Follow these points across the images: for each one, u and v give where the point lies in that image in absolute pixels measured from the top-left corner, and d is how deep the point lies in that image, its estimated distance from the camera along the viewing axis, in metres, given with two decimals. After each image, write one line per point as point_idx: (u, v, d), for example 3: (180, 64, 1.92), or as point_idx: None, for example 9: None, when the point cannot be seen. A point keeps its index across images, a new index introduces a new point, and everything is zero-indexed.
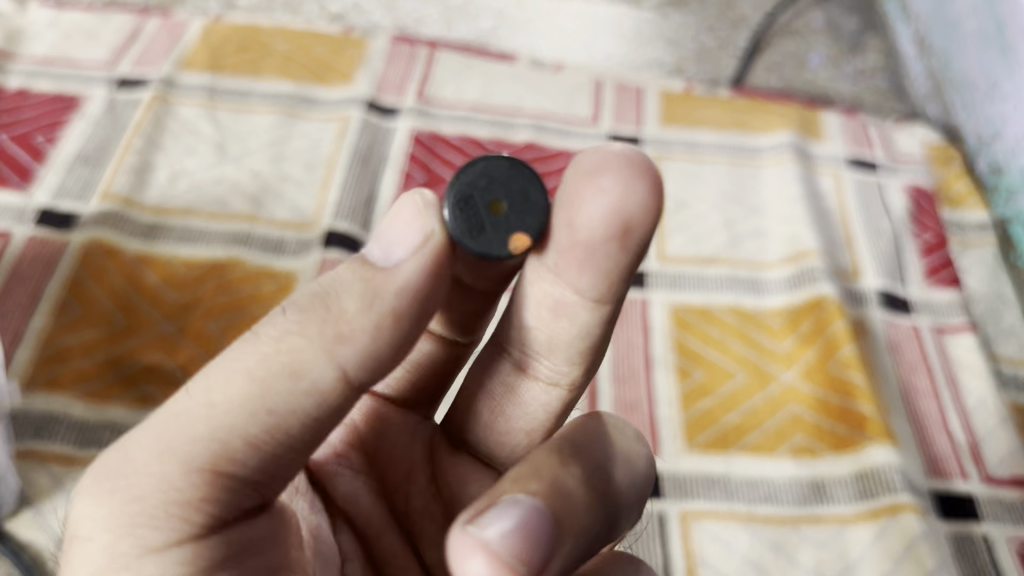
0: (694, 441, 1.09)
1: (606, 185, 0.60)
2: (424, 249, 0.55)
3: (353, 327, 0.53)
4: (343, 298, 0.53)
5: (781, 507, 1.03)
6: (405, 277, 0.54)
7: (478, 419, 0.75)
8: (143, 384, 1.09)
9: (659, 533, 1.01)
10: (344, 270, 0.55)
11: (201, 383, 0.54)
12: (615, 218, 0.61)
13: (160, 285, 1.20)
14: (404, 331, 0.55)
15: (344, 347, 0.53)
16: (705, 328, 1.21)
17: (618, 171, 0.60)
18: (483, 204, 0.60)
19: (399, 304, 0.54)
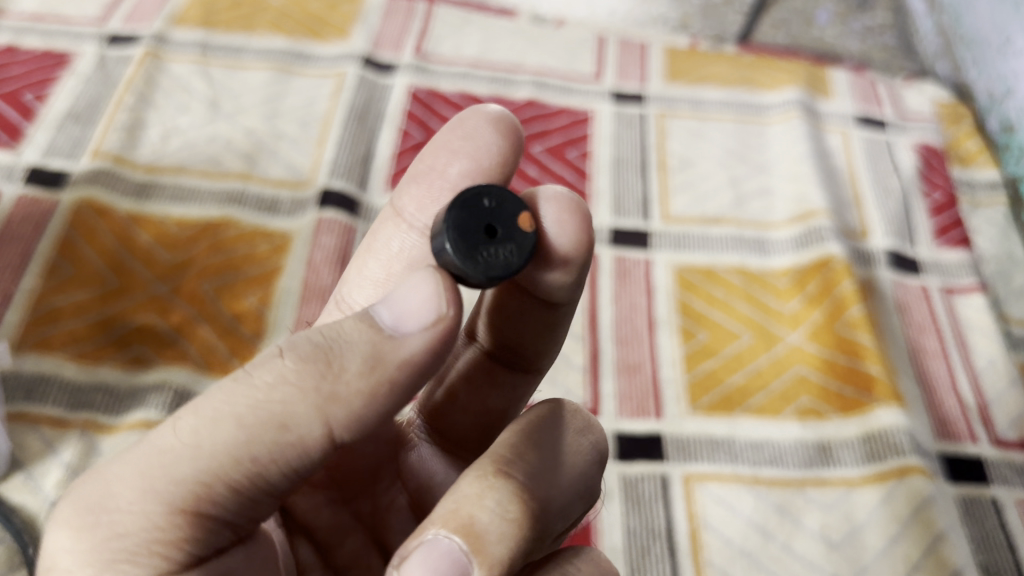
0: (698, 403, 1.07)
1: (557, 221, 0.65)
2: (434, 329, 0.51)
3: (349, 384, 0.50)
4: (352, 352, 0.50)
5: (786, 470, 1.01)
6: (411, 352, 0.51)
7: (458, 405, 0.78)
8: (135, 345, 1.07)
9: (662, 496, 0.99)
10: (352, 323, 0.51)
11: (189, 423, 0.50)
12: (570, 250, 0.65)
13: (153, 245, 1.18)
14: (398, 398, 0.52)
15: (335, 409, 0.50)
16: (709, 289, 1.18)
17: (562, 207, 0.65)
18: (480, 236, 0.58)
19: (403, 374, 0.51)
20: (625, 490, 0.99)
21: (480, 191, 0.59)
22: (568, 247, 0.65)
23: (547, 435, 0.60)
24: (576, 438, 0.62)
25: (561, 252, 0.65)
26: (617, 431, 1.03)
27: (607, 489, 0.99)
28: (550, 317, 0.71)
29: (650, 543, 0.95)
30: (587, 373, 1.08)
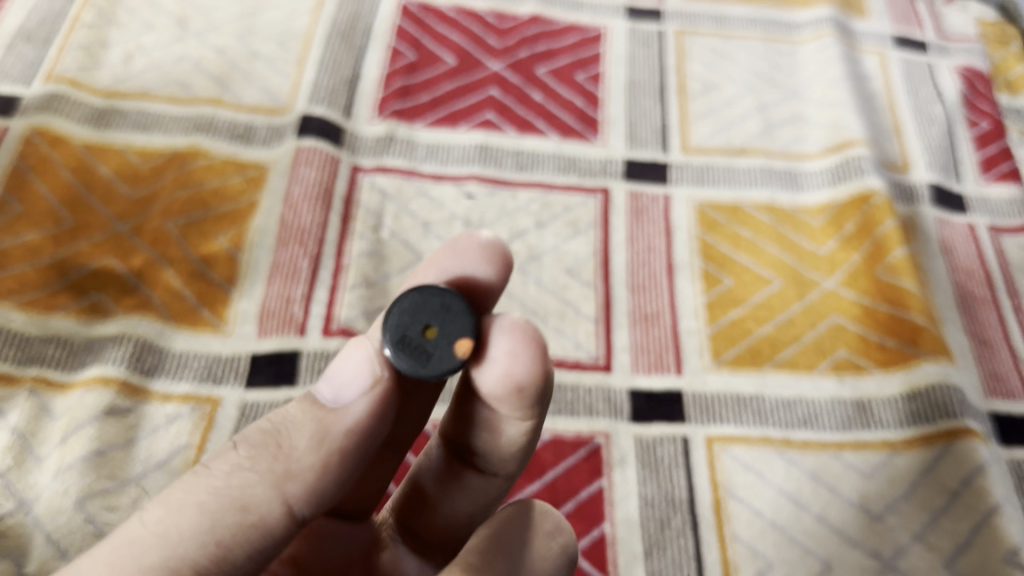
0: (722, 356, 0.95)
1: (502, 355, 0.56)
2: (372, 393, 0.53)
3: (301, 457, 0.51)
4: (300, 429, 0.52)
5: (821, 433, 0.91)
6: (355, 419, 0.53)
7: (425, 506, 0.69)
8: (92, 292, 0.95)
9: (682, 462, 0.88)
10: (293, 405, 0.53)
11: (154, 513, 0.50)
12: (513, 386, 0.57)
13: (113, 179, 1.05)
14: (349, 467, 0.54)
15: (291, 485, 0.51)
16: (735, 228, 1.06)
17: (511, 336, 0.57)
18: (413, 329, 0.56)
19: (349, 444, 0.53)
20: (641, 454, 0.88)
21: (453, 301, 0.57)
22: (513, 382, 0.57)
23: (517, 540, 0.57)
24: (545, 541, 0.58)
25: (504, 386, 0.57)
26: (632, 388, 0.93)
27: (621, 454, 0.88)
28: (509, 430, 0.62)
29: (669, 514, 0.85)
30: (600, 325, 0.98)
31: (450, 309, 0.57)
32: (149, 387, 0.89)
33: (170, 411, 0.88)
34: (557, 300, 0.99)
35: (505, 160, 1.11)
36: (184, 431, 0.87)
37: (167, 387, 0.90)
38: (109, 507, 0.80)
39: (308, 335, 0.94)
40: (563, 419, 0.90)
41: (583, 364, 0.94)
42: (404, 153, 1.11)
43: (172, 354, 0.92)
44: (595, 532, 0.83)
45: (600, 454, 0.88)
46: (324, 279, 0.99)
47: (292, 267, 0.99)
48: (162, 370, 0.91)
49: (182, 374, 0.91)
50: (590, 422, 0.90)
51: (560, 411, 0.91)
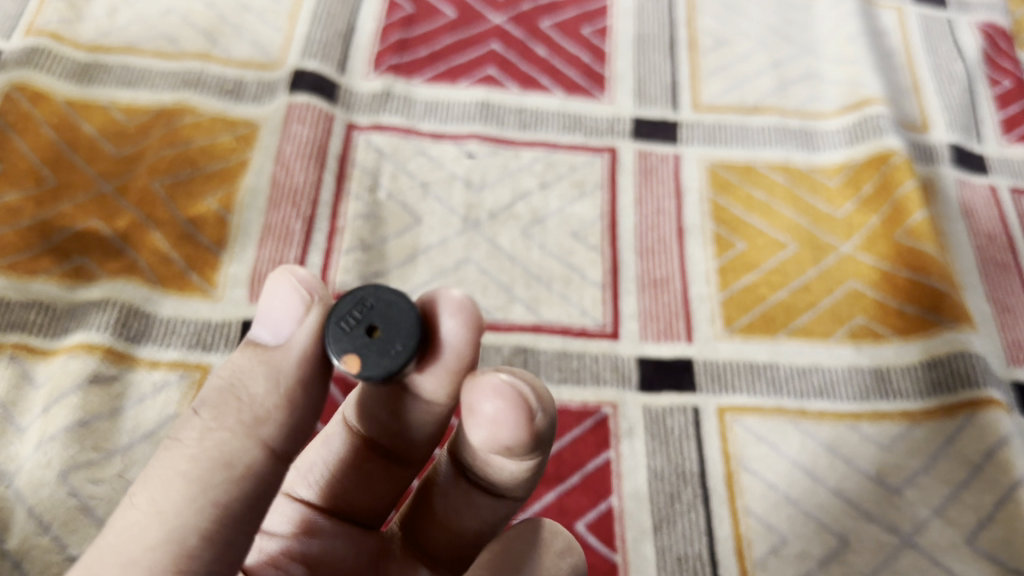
0: (735, 323, 0.92)
1: (487, 416, 0.51)
2: (309, 317, 0.51)
3: (265, 399, 0.49)
4: (256, 374, 0.50)
5: (837, 403, 0.87)
6: (303, 348, 0.50)
7: (432, 519, 0.63)
8: (76, 255, 0.91)
9: (693, 433, 0.84)
10: (240, 357, 0.51)
11: (141, 495, 0.47)
12: (502, 445, 0.52)
13: (97, 137, 1.01)
14: (316, 401, 0.51)
15: (264, 428, 0.49)
16: (747, 189, 1.02)
17: (496, 400, 0.50)
18: (358, 320, 0.51)
19: (309, 375, 0.50)
20: (649, 425, 0.85)
21: (404, 353, 0.51)
22: (499, 442, 0.52)
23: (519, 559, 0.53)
24: (553, 561, 0.54)
25: (492, 444, 0.52)
26: (640, 356, 0.89)
27: (629, 425, 0.84)
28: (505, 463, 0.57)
29: (679, 488, 0.81)
30: (607, 291, 0.94)
31: (392, 350, 0.51)
32: (135, 353, 0.85)
33: (158, 379, 0.84)
34: (562, 265, 0.95)
35: (507, 118, 1.06)
36: (173, 400, 0.83)
37: (154, 354, 0.86)
38: (94, 480, 0.76)
39: None
40: (567, 389, 0.87)
41: (589, 332, 0.91)
42: (401, 110, 1.06)
43: (159, 320, 0.88)
44: (603, 505, 0.80)
45: (606, 425, 0.84)
46: (319, 242, 0.94)
47: (285, 230, 0.95)
48: (148, 337, 0.87)
49: (170, 341, 0.87)
50: (596, 392, 0.87)
51: (565, 380, 0.87)
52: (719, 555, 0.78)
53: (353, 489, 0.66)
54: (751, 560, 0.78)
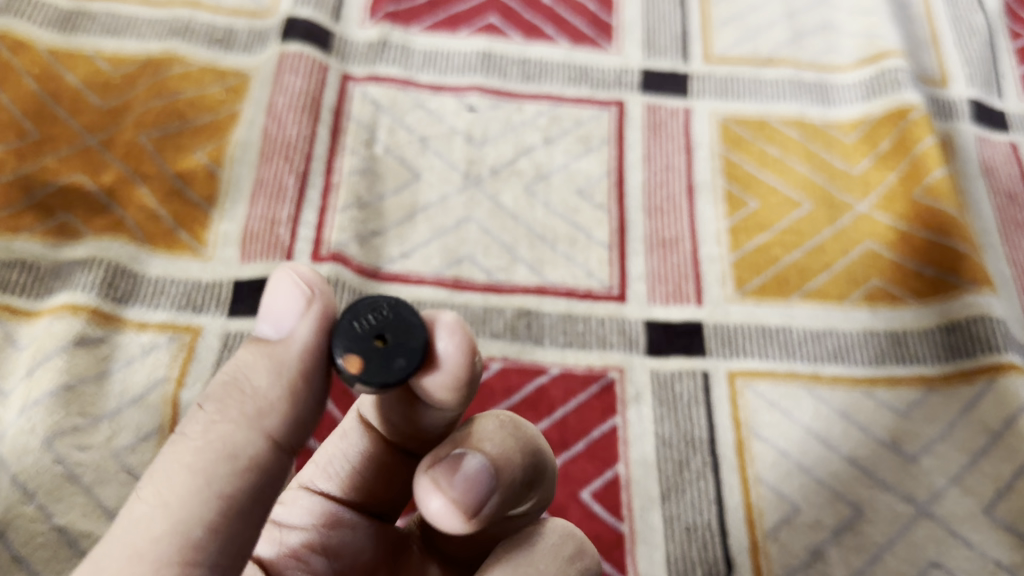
0: (746, 286, 0.88)
1: (433, 515, 0.48)
2: (310, 313, 0.43)
3: (273, 387, 0.41)
4: (263, 362, 0.42)
5: (851, 368, 0.84)
6: (308, 339, 0.43)
7: (449, 524, 0.61)
8: (60, 212, 0.87)
9: (702, 399, 0.81)
10: (242, 353, 0.43)
11: (139, 497, 0.40)
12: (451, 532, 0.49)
13: (82, 88, 0.96)
14: (326, 384, 0.44)
15: (269, 417, 0.41)
16: (760, 146, 0.98)
17: (438, 501, 0.47)
18: (370, 331, 0.45)
19: (320, 363, 0.43)
20: (657, 390, 0.82)
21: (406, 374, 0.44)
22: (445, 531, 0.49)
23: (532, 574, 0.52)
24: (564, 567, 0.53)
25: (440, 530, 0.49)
26: (648, 319, 0.86)
27: (636, 390, 0.82)
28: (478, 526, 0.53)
29: (688, 455, 0.78)
30: (614, 251, 0.90)
31: (394, 368, 0.44)
32: (122, 315, 0.82)
33: (145, 342, 0.80)
34: (567, 224, 0.91)
35: (510, 70, 1.02)
36: (162, 363, 0.79)
37: (142, 316, 0.82)
38: (80, 446, 0.73)
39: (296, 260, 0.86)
40: (572, 353, 0.84)
41: (595, 294, 0.87)
42: (399, 61, 1.01)
43: (147, 280, 0.84)
44: (609, 473, 0.77)
45: (613, 390, 0.81)
46: (313, 199, 0.91)
47: (277, 186, 0.91)
48: (136, 298, 0.83)
49: (158, 302, 0.83)
50: (602, 356, 0.84)
51: (570, 344, 0.84)
52: (728, 525, 0.75)
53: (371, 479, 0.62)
54: (762, 530, 0.75)
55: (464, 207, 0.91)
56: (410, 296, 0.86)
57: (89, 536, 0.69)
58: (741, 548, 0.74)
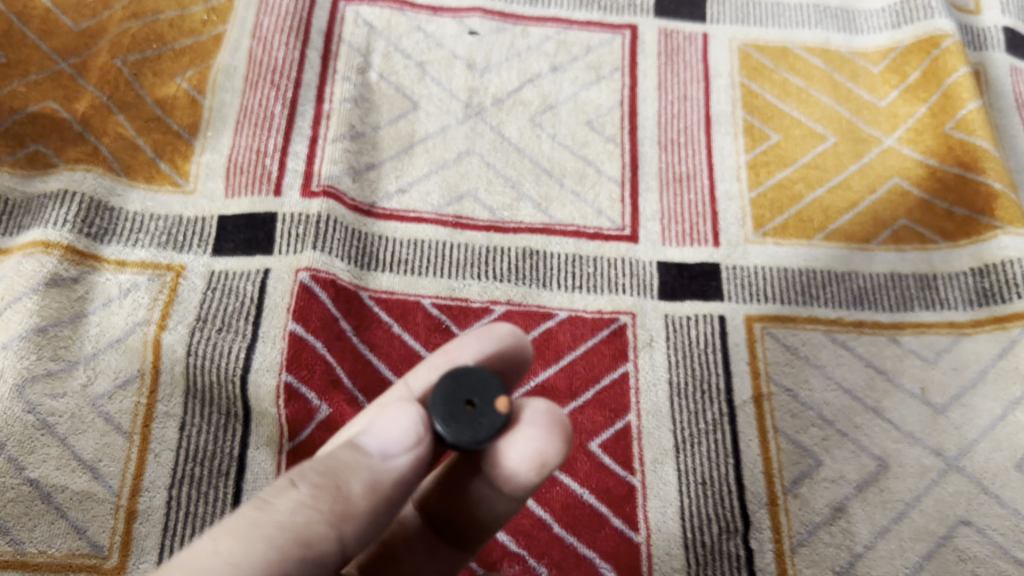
0: (766, 225, 0.83)
1: (527, 442, 0.44)
2: (417, 450, 0.42)
3: (359, 499, 0.39)
4: (356, 471, 0.40)
5: (877, 314, 0.79)
6: (402, 471, 0.41)
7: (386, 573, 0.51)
8: (31, 141, 0.81)
9: (719, 344, 0.76)
10: (342, 452, 0.41)
11: (210, 548, 0.36)
12: (538, 465, 0.45)
13: (54, 9, 0.89)
14: (390, 519, 0.42)
15: (348, 525, 0.39)
16: (783, 74, 0.93)
17: (537, 422, 0.45)
18: (458, 406, 0.45)
19: (396, 498, 0.41)
20: (670, 335, 0.77)
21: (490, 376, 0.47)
22: (525, 467, 0.45)
23: None
24: None
25: (524, 466, 0.45)
26: (662, 260, 0.81)
27: (649, 336, 0.77)
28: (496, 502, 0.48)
29: (703, 405, 0.73)
30: (626, 187, 0.84)
31: (485, 381, 0.46)
32: (98, 253, 0.76)
33: (125, 282, 0.75)
34: (575, 158, 0.86)
35: None
36: (142, 304, 0.74)
37: (121, 254, 0.77)
38: (54, 394, 0.68)
39: (285, 195, 0.80)
40: (581, 296, 0.79)
41: (605, 233, 0.82)
42: None
43: (125, 216, 0.79)
44: (619, 424, 0.72)
45: (624, 335, 0.77)
46: (303, 128, 0.85)
47: (264, 115, 0.85)
48: (113, 235, 0.78)
49: (138, 239, 0.78)
50: (612, 299, 0.78)
51: (578, 286, 0.79)
52: (746, 479, 0.70)
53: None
54: (783, 485, 0.70)
55: (466, 140, 0.85)
56: (408, 234, 0.80)
57: (65, 490, 0.64)
58: (760, 504, 0.69)
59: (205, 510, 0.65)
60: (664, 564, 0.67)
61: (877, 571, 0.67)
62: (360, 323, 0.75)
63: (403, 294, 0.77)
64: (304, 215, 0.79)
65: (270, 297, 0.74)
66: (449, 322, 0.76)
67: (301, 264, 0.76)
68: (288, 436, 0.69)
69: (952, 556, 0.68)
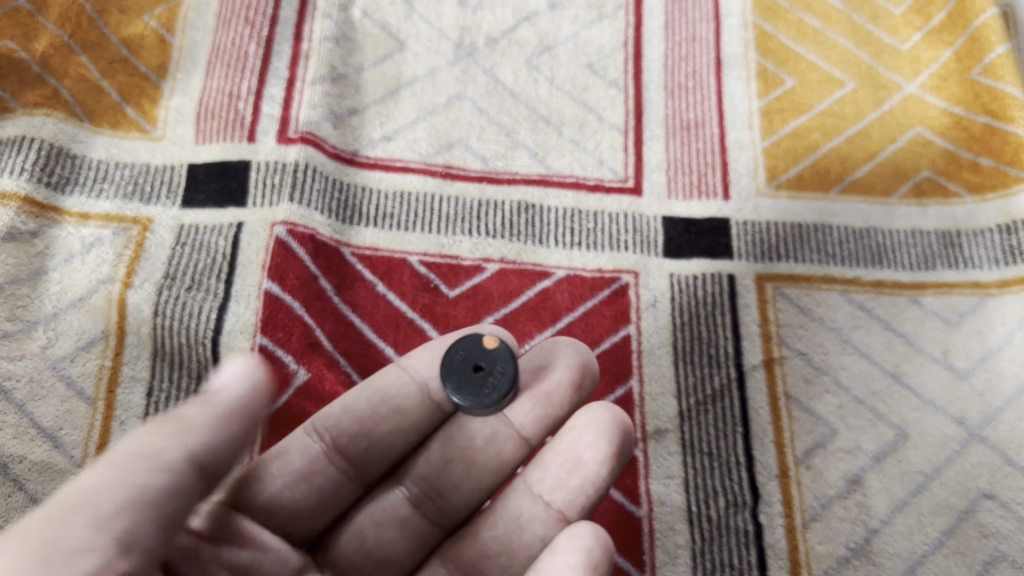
0: (780, 177, 0.77)
1: (597, 419, 0.56)
2: (238, 365, 0.46)
3: (197, 448, 0.44)
4: (200, 423, 0.44)
5: (896, 273, 0.74)
6: (239, 393, 0.46)
7: (360, 556, 0.54)
8: None
9: (728, 304, 0.71)
10: (386, 376, 0.57)
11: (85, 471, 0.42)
12: (575, 469, 0.55)
13: None
14: (248, 431, 0.47)
15: (190, 438, 0.44)
16: (798, 15, 0.86)
17: (573, 350, 0.59)
18: (467, 375, 0.56)
19: (252, 408, 0.46)
20: (676, 296, 0.71)
21: (478, 336, 0.58)
22: (584, 478, 0.55)
23: None
24: None
25: (574, 491, 0.55)
26: (667, 215, 0.75)
27: (652, 296, 0.71)
28: (507, 441, 0.58)
29: (710, 371, 0.68)
30: (629, 135, 0.79)
31: (476, 343, 0.57)
32: (59, 204, 0.71)
33: (87, 236, 0.69)
34: (575, 104, 0.80)
35: None
36: (107, 260, 0.68)
37: (84, 205, 0.71)
38: (10, 356, 0.63)
39: (260, 142, 0.74)
40: (580, 253, 0.73)
41: (607, 185, 0.76)
42: None
43: (88, 164, 0.73)
44: (620, 391, 0.68)
45: (626, 296, 0.71)
46: (280, 69, 0.78)
47: (237, 55, 0.79)
48: (75, 185, 0.72)
49: (102, 189, 0.72)
50: (613, 257, 0.73)
51: (577, 243, 0.74)
52: (756, 450, 0.66)
53: (304, 496, 0.53)
54: (795, 456, 0.66)
55: (457, 83, 0.79)
56: (394, 186, 0.74)
57: (21, 460, 0.59)
58: (770, 476, 0.65)
59: None
60: (668, 540, 0.62)
61: (894, 548, 0.63)
62: (342, 283, 0.69)
63: (388, 251, 0.71)
64: (281, 164, 0.73)
65: (244, 253, 0.69)
66: (438, 281, 0.71)
67: (277, 218, 0.70)
68: None
69: (973, 533, 0.63)
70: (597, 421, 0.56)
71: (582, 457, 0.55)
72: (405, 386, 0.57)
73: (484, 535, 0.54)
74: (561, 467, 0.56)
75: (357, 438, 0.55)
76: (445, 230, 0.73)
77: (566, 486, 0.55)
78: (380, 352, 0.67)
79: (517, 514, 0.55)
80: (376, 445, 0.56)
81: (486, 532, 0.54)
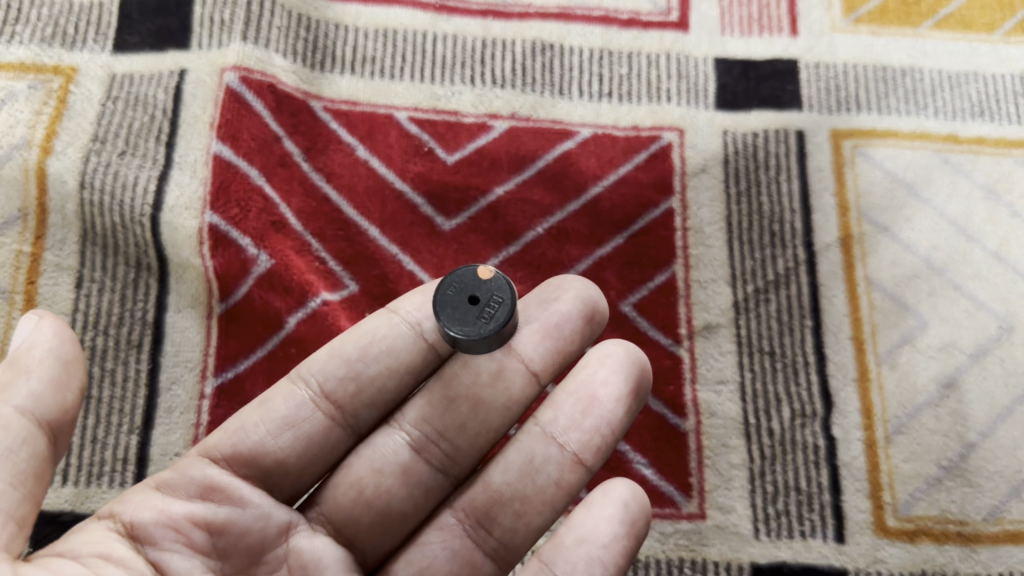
0: (859, 9, 0.63)
1: (612, 353, 0.44)
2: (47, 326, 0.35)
3: (14, 415, 0.33)
4: (13, 385, 0.33)
5: (1005, 128, 0.59)
6: (43, 343, 0.34)
7: (359, 511, 0.42)
8: None
9: (793, 167, 0.57)
10: (376, 319, 0.45)
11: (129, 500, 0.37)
12: (588, 409, 0.43)
13: None
14: (61, 376, 0.34)
15: (46, 412, 0.34)
16: None
17: (577, 281, 0.47)
18: (460, 305, 0.44)
19: (48, 361, 0.34)
20: (730, 158, 0.58)
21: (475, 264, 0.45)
22: (599, 420, 0.43)
23: None
24: None
25: (587, 433, 0.43)
26: (720, 55, 0.61)
27: (702, 159, 0.58)
28: (515, 376, 0.45)
29: (774, 250, 0.55)
30: None
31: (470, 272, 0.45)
32: None
33: None
34: None
35: None
36: (21, 120, 0.55)
37: None
38: None
39: None
40: (610, 105, 0.59)
41: (644, 16, 0.62)
42: None
43: None
44: (661, 278, 0.54)
45: (668, 159, 0.58)
46: None
47: None
48: None
49: (13, 32, 0.57)
50: (652, 110, 0.59)
51: (607, 92, 0.59)
52: (829, 348, 0.53)
53: (292, 446, 0.42)
54: (875, 355, 0.53)
55: None
56: (377, 22, 0.60)
57: None
58: (846, 380, 0.52)
59: (111, 395, 0.49)
60: (720, 459, 0.51)
61: (995, 466, 0.51)
62: (312, 146, 0.56)
63: (369, 105, 0.58)
64: None
65: (188, 107, 0.55)
66: (432, 143, 0.57)
67: (226, 62, 0.56)
68: (219, 296, 0.51)
69: None
70: (613, 357, 0.44)
71: (596, 398, 0.43)
72: (396, 328, 0.45)
73: (495, 480, 0.42)
74: (572, 406, 0.43)
75: (345, 381, 0.43)
76: (443, 78, 0.59)
77: (579, 430, 0.43)
78: (364, 234, 0.54)
79: (529, 456, 0.43)
80: (369, 388, 0.44)
81: (498, 477, 0.42)
